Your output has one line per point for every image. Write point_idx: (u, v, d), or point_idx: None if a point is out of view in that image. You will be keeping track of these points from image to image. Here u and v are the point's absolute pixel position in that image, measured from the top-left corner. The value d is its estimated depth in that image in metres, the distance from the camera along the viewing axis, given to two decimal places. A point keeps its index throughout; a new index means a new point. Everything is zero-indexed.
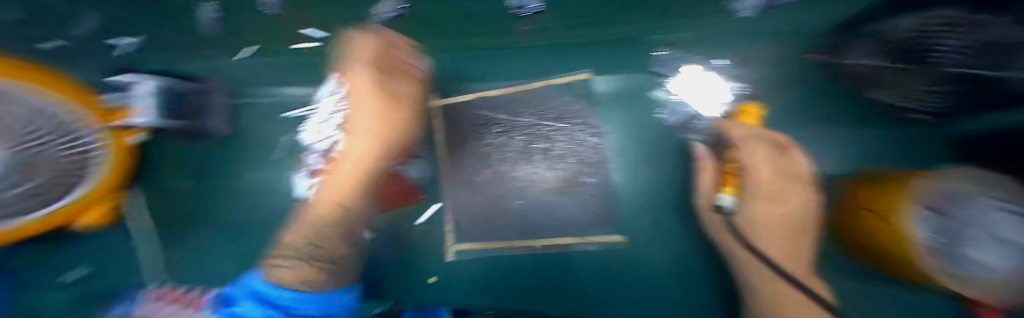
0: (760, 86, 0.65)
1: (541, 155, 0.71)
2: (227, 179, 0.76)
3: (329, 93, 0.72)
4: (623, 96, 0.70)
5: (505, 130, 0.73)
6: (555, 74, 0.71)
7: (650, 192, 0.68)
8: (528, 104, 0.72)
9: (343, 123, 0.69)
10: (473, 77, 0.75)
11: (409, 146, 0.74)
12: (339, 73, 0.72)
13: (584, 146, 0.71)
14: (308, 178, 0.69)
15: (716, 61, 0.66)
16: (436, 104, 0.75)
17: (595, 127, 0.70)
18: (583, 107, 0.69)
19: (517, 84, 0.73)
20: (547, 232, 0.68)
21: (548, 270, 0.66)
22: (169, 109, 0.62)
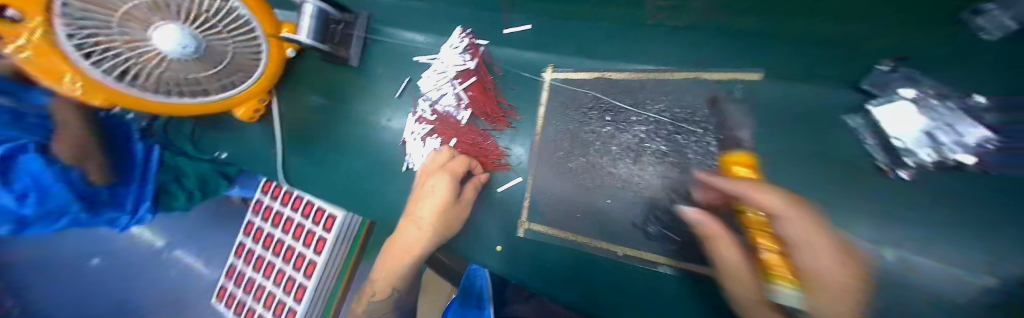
0: None
1: (654, 158, 0.60)
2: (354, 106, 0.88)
3: (454, 47, 0.74)
4: (798, 111, 0.52)
5: (617, 120, 0.65)
6: (705, 67, 0.58)
7: None
8: (656, 95, 0.62)
9: (459, 79, 0.74)
10: (600, 53, 0.67)
11: (512, 114, 0.74)
12: (468, 30, 0.74)
13: (720, 162, 0.54)
14: (423, 123, 0.76)
15: None
16: (550, 77, 0.71)
17: (740, 140, 0.54)
18: (732, 113, 0.55)
19: (650, 71, 0.63)
20: (635, 242, 0.60)
21: (620, 278, 0.62)
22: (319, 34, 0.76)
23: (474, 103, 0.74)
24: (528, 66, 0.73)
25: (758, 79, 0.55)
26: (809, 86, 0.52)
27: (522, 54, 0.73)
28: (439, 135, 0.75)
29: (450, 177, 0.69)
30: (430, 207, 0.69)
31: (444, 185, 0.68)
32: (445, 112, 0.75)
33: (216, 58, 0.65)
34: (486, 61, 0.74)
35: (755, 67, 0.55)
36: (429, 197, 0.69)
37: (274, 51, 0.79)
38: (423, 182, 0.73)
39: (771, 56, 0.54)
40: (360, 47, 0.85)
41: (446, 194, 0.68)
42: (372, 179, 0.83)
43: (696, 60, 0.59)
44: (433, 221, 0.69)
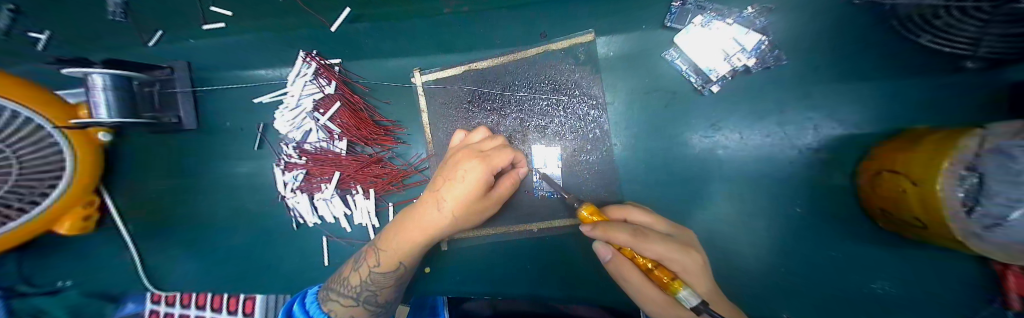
0: (811, 33, 0.51)
1: (537, 134, 0.62)
2: (216, 173, 0.75)
3: (303, 75, 0.64)
4: (631, 58, 0.59)
5: (495, 107, 0.65)
6: (552, 38, 0.62)
7: (661, 170, 0.59)
8: (521, 74, 0.64)
9: (320, 109, 0.65)
10: (460, 46, 0.65)
11: (395, 130, 0.69)
12: (313, 52, 0.64)
13: (585, 121, 0.61)
14: (294, 169, 0.67)
15: (748, 7, 0.52)
16: (421, 81, 0.66)
17: (598, 97, 0.60)
18: (583, 75, 0.61)
19: (508, 52, 0.64)
20: (543, 215, 0.63)
21: (539, 254, 0.64)
22: (130, 108, 0.54)
23: (348, 131, 0.66)
24: (395, 75, 0.68)
25: (594, 38, 0.59)
26: (633, 34, 0.58)
27: (384, 65, 0.67)
28: (319, 176, 0.67)
29: (487, 167, 0.44)
30: (453, 199, 0.45)
31: (473, 170, 0.44)
32: (317, 150, 0.67)
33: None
34: (347, 81, 0.66)
35: (588, 28, 0.59)
36: (455, 183, 0.46)
37: (80, 146, 0.51)
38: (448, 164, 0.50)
39: (603, 13, 0.58)
40: (192, 103, 0.68)
41: (481, 186, 0.45)
42: (266, 247, 0.74)
43: (541, 33, 0.62)
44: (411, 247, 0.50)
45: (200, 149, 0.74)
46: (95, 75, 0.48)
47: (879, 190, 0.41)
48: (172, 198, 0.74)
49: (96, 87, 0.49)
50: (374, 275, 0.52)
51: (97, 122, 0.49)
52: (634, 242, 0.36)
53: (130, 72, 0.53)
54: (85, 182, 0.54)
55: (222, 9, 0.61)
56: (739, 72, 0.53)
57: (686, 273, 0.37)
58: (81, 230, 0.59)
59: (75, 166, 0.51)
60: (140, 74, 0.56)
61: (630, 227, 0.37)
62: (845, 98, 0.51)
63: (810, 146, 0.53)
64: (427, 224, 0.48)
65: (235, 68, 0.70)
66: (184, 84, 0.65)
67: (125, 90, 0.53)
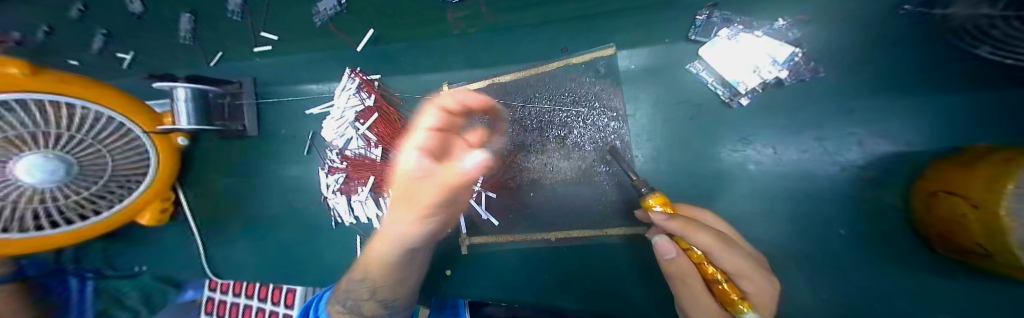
0: (852, 44, 0.49)
1: (555, 144, 0.64)
2: (267, 176, 0.84)
3: (347, 90, 0.72)
4: (653, 71, 0.60)
5: (518, 118, 0.67)
6: (573, 52, 0.64)
7: (686, 184, 0.58)
8: (542, 87, 0.66)
9: (360, 119, 0.72)
10: (486, 61, 0.69)
11: None
12: (357, 69, 0.72)
13: (606, 132, 0.62)
14: (335, 173, 0.74)
15: (779, 19, 0.52)
16: None
17: (619, 109, 0.61)
18: (603, 87, 0.62)
19: (531, 66, 0.67)
20: (564, 225, 0.64)
21: (559, 264, 0.65)
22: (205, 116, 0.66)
23: (383, 139, 0.72)
24: (425, 88, 0.73)
25: (615, 52, 0.61)
26: (656, 47, 0.59)
27: (416, 79, 0.73)
28: (356, 180, 0.74)
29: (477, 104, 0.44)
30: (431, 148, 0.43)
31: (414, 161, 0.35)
32: (356, 156, 0.73)
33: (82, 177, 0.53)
34: (383, 94, 0.72)
35: (609, 42, 0.61)
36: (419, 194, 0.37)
37: (165, 149, 0.64)
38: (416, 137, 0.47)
39: (626, 27, 0.59)
40: (252, 114, 0.79)
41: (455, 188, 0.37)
42: (307, 244, 0.81)
43: (563, 48, 0.65)
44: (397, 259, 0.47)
45: (256, 153, 0.83)
46: (179, 89, 0.60)
47: (938, 214, 0.37)
48: (230, 196, 0.84)
49: (179, 99, 0.61)
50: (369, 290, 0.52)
51: (178, 128, 0.61)
52: (718, 246, 0.33)
53: (207, 87, 0.65)
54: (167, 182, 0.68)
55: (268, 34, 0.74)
56: (772, 84, 0.52)
57: (758, 293, 0.34)
58: (159, 220, 0.72)
59: (156, 166, 0.63)
60: (215, 88, 0.68)
61: (715, 232, 0.34)
62: (896, 112, 0.48)
63: (852, 163, 0.50)
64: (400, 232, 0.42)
65: (289, 82, 0.79)
66: (249, 96, 0.78)
67: (201, 102, 0.65)
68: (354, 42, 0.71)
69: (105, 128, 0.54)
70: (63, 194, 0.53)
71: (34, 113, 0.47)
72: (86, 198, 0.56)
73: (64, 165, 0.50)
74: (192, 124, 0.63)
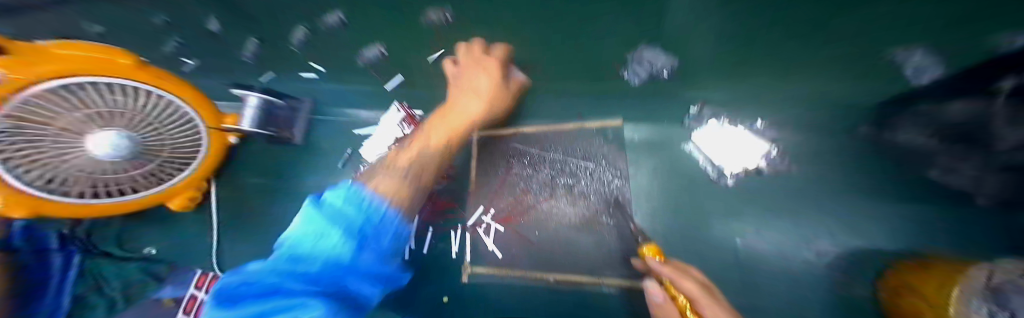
0: (819, 149, 0.59)
1: (564, 190, 0.73)
2: (298, 181, 0.93)
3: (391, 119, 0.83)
4: (654, 143, 0.70)
5: (533, 161, 0.77)
6: (587, 118, 0.75)
7: (680, 246, 0.63)
8: (558, 142, 0.77)
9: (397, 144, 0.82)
10: (511, 112, 0.81)
11: (447, 169, 0.83)
12: (405, 103, 0.84)
13: (609, 187, 0.70)
14: None
15: (758, 121, 0.62)
16: (476, 134, 0.83)
17: (622, 169, 0.70)
18: (610, 150, 0.73)
19: (549, 123, 0.78)
20: (564, 267, 0.67)
21: (552, 308, 0.64)
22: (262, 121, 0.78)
23: None
24: (456, 128, 0.85)
25: (620, 123, 0.73)
26: (655, 125, 0.70)
27: None
28: None
29: (495, 90, 0.70)
30: (463, 117, 0.69)
31: (482, 92, 0.69)
32: None
33: (147, 158, 0.57)
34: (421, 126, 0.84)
35: (617, 115, 0.73)
36: (469, 98, 0.70)
37: (215, 141, 0.68)
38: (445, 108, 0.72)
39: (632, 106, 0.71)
40: (305, 124, 0.92)
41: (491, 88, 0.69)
42: None
43: (578, 113, 0.76)
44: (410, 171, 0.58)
45: (295, 160, 0.94)
46: (251, 97, 0.74)
47: (897, 308, 0.43)
48: (259, 195, 0.92)
49: (249, 104, 0.74)
50: None
51: (240, 128, 0.72)
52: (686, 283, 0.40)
53: (272, 98, 0.78)
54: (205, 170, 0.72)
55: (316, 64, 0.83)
56: (751, 171, 0.62)
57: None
58: (183, 206, 0.75)
59: (208, 153, 0.68)
60: (279, 100, 0.81)
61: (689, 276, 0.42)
62: (864, 211, 0.55)
63: (830, 252, 0.55)
64: (456, 121, 0.68)
65: (340, 105, 0.92)
66: (303, 111, 0.90)
67: (265, 109, 0.78)
68: (382, 81, 0.85)
69: (169, 118, 0.57)
70: (127, 168, 0.57)
71: (109, 96, 0.49)
72: (138, 174, 0.60)
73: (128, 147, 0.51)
74: (252, 126, 0.74)
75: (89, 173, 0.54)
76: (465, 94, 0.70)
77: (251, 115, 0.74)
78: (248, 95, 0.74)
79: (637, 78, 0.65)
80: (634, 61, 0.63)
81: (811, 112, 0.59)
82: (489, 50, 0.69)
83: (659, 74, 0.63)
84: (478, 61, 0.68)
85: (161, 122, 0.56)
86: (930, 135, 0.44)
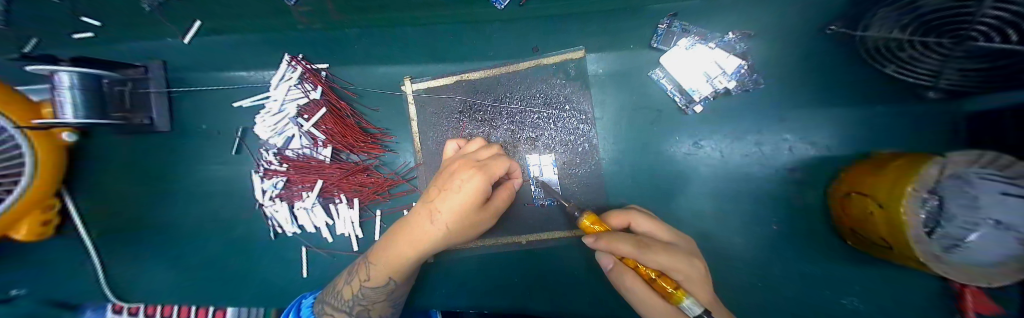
0: (783, 62, 0.56)
1: (527, 145, 0.63)
2: (190, 181, 0.71)
3: (287, 79, 0.62)
4: (619, 75, 0.61)
5: (487, 117, 0.65)
6: (544, 52, 0.63)
7: (647, 184, 0.61)
8: (513, 87, 0.64)
9: (305, 114, 0.63)
10: (453, 54, 0.65)
11: (384, 138, 0.68)
12: (299, 56, 0.62)
13: (575, 135, 0.62)
14: (273, 177, 0.65)
15: (729, 33, 0.55)
16: (411, 89, 0.66)
17: (588, 113, 0.61)
18: (573, 90, 0.62)
19: (502, 64, 0.64)
20: (534, 226, 0.63)
21: (527, 263, 0.64)
22: (99, 107, 0.50)
23: (333, 138, 0.65)
24: (385, 82, 0.67)
25: (584, 55, 0.61)
26: (621, 53, 0.60)
27: (375, 71, 0.66)
28: (299, 184, 0.65)
29: (485, 177, 0.40)
30: (449, 210, 0.40)
31: (494, 168, 0.42)
32: (299, 157, 0.65)
33: None
34: (332, 86, 0.65)
35: (579, 45, 0.61)
36: (450, 192, 0.41)
37: (41, 146, 0.48)
38: (443, 172, 0.46)
39: (596, 32, 0.59)
40: (164, 106, 0.65)
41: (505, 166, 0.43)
42: (242, 258, 0.71)
43: (535, 47, 0.63)
44: (409, 266, 0.47)
45: (172, 153, 0.70)
46: (61, 73, 0.44)
47: (849, 210, 0.44)
48: (133, 208, 0.69)
49: (62, 85, 0.45)
50: (366, 289, 0.50)
51: (59, 123, 0.45)
52: (638, 251, 0.32)
53: (101, 71, 0.49)
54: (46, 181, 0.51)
55: (90, 19, 0.54)
56: (720, 93, 0.56)
57: (688, 282, 0.33)
58: (38, 236, 0.54)
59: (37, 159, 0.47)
60: (113, 72, 0.52)
61: (632, 237, 0.33)
62: (816, 123, 0.55)
63: (784, 166, 0.57)
64: (421, 236, 0.42)
65: (212, 69, 0.67)
66: (160, 84, 0.62)
67: (93, 89, 0.49)
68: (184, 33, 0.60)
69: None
70: None
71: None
72: None
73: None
74: (81, 117, 0.47)
75: None
76: (422, 216, 0.42)
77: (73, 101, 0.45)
78: (53, 71, 0.44)
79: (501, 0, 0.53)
80: None
81: (776, 20, 0.54)
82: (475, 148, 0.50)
83: None
84: (467, 152, 0.50)
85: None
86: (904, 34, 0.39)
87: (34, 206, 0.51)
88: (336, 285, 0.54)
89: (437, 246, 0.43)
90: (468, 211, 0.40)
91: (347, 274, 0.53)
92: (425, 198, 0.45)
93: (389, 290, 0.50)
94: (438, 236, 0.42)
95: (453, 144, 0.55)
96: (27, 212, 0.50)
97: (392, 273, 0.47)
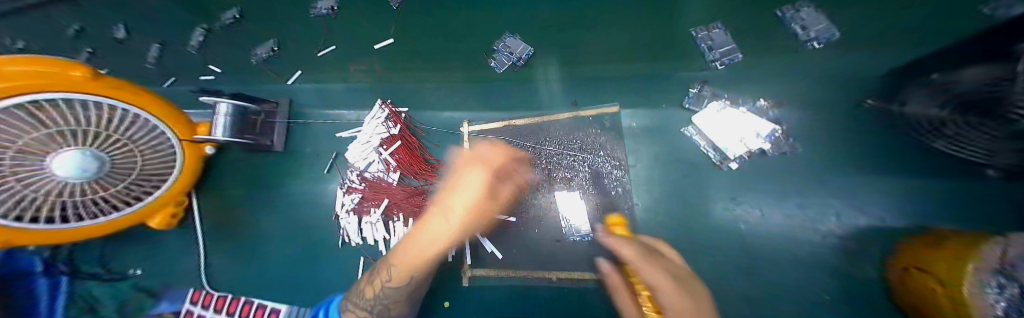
0: (818, 128, 0.59)
1: (562, 184, 0.70)
2: (282, 192, 0.87)
3: (377, 118, 0.78)
4: (655, 128, 0.68)
5: (528, 156, 0.74)
6: (581, 106, 0.73)
7: (682, 236, 0.62)
8: (553, 134, 0.74)
9: (384, 145, 0.78)
10: (505, 105, 0.78)
11: (440, 168, 0.80)
12: (388, 101, 0.80)
13: (610, 179, 0.68)
14: (352, 193, 0.79)
15: (760, 100, 0.61)
16: (468, 130, 0.79)
17: (621, 159, 0.68)
18: (608, 139, 0.70)
19: (545, 114, 0.75)
20: (565, 263, 0.67)
21: (558, 301, 0.65)
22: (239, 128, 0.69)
23: (403, 165, 0.79)
24: (447, 124, 0.81)
25: (618, 110, 0.70)
26: (654, 109, 0.68)
27: (440, 115, 0.81)
28: (369, 201, 0.78)
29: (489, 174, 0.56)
30: (460, 206, 0.53)
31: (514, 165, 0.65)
32: (373, 178, 0.78)
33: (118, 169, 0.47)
34: (409, 125, 0.80)
35: (613, 101, 0.70)
36: (462, 189, 0.54)
37: (188, 154, 0.60)
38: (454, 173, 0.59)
39: (628, 93, 0.69)
40: (283, 131, 0.84)
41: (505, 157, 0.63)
42: (307, 263, 0.82)
43: (572, 102, 0.73)
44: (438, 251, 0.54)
45: (274, 169, 0.87)
46: (222, 104, 0.64)
47: (907, 285, 0.42)
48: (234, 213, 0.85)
49: (219, 113, 0.64)
50: (386, 289, 0.55)
51: (213, 139, 0.62)
52: (636, 257, 0.43)
53: (246, 103, 0.69)
54: (184, 185, 0.63)
55: (214, 67, 0.79)
56: (755, 153, 0.60)
57: (668, 295, 0.37)
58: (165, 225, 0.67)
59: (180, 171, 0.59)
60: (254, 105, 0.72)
61: (640, 249, 0.44)
62: (863, 189, 0.55)
63: (834, 231, 0.56)
64: (431, 251, 0.54)
65: (320, 107, 0.86)
66: (283, 116, 0.82)
67: (239, 115, 0.68)
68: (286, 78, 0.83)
69: (142, 134, 0.49)
70: (97, 188, 0.47)
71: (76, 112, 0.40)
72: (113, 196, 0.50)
73: (97, 162, 0.42)
74: (226, 136, 0.64)
75: (51, 195, 0.43)
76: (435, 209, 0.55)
77: (222, 124, 0.63)
78: (217, 101, 0.64)
79: (500, 66, 0.75)
80: (500, 52, 0.75)
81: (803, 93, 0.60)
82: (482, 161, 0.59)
83: (518, 61, 0.74)
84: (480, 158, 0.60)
85: (133, 137, 0.48)
86: (941, 111, 0.40)
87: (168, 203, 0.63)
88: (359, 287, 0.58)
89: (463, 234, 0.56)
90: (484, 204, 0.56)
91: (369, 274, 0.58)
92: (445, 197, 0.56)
93: (413, 286, 0.57)
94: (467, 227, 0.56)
95: (481, 149, 0.64)
96: (157, 210, 0.62)
97: (413, 270, 0.54)
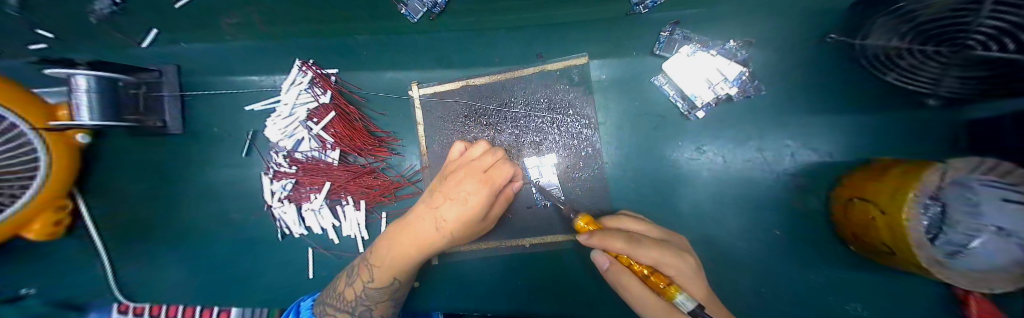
0: (779, 71, 0.58)
1: (532, 150, 0.64)
2: (200, 182, 0.72)
3: (298, 83, 0.63)
4: (625, 80, 0.62)
5: (492, 122, 0.66)
6: (548, 59, 0.64)
7: (649, 190, 0.62)
8: (517, 92, 0.65)
9: (314, 118, 0.64)
10: (458, 62, 0.67)
11: (390, 141, 0.69)
12: (309, 61, 0.64)
13: (578, 139, 0.63)
14: (282, 179, 0.66)
15: (731, 41, 0.57)
16: (418, 93, 0.68)
17: (591, 117, 0.63)
18: (577, 95, 0.63)
19: (506, 70, 0.66)
20: (537, 229, 0.63)
21: (532, 264, 0.64)
22: (117, 108, 0.50)
23: (342, 141, 0.66)
24: (392, 87, 0.68)
25: (587, 61, 0.62)
26: (624, 59, 0.62)
27: (381, 77, 0.68)
28: (307, 185, 0.66)
29: (489, 186, 0.45)
30: (453, 217, 0.45)
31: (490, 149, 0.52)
32: (308, 159, 0.66)
33: None
34: (342, 90, 0.66)
35: (582, 51, 0.62)
36: (452, 201, 0.46)
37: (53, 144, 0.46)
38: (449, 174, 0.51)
39: (596, 41, 0.61)
40: (178, 107, 0.65)
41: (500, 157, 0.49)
42: (250, 260, 0.72)
43: (539, 54, 0.64)
44: (411, 246, 0.47)
45: (181, 156, 0.71)
46: (78, 76, 0.44)
47: (851, 215, 0.44)
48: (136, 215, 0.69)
49: (80, 89, 0.45)
50: (369, 291, 0.49)
51: (79, 125, 0.45)
52: (629, 247, 0.34)
53: (116, 74, 0.49)
54: (56, 185, 0.48)
55: (44, 31, 0.50)
56: (723, 99, 0.58)
57: (681, 279, 0.36)
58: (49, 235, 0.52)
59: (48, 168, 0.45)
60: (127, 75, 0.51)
61: (624, 235, 0.36)
62: (815, 129, 0.57)
63: (786, 171, 0.58)
64: (420, 238, 0.46)
65: (224, 73, 0.68)
66: (172, 87, 0.63)
67: (111, 92, 0.48)
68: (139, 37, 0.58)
69: None
70: None
71: None
72: None
73: None
74: (97, 119, 0.46)
75: None
76: (421, 203, 0.50)
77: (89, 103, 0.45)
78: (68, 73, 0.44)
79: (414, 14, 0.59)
80: None
81: (773, 31, 0.56)
82: (479, 152, 0.51)
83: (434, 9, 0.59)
84: (470, 158, 0.51)
85: None
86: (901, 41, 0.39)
87: (43, 210, 0.48)
88: (338, 286, 0.52)
89: (437, 242, 0.47)
90: (466, 216, 0.46)
91: (349, 275, 0.52)
92: (437, 184, 0.52)
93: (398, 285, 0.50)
94: (443, 234, 0.47)
95: (460, 146, 0.56)
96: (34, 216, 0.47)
97: (395, 273, 0.48)
